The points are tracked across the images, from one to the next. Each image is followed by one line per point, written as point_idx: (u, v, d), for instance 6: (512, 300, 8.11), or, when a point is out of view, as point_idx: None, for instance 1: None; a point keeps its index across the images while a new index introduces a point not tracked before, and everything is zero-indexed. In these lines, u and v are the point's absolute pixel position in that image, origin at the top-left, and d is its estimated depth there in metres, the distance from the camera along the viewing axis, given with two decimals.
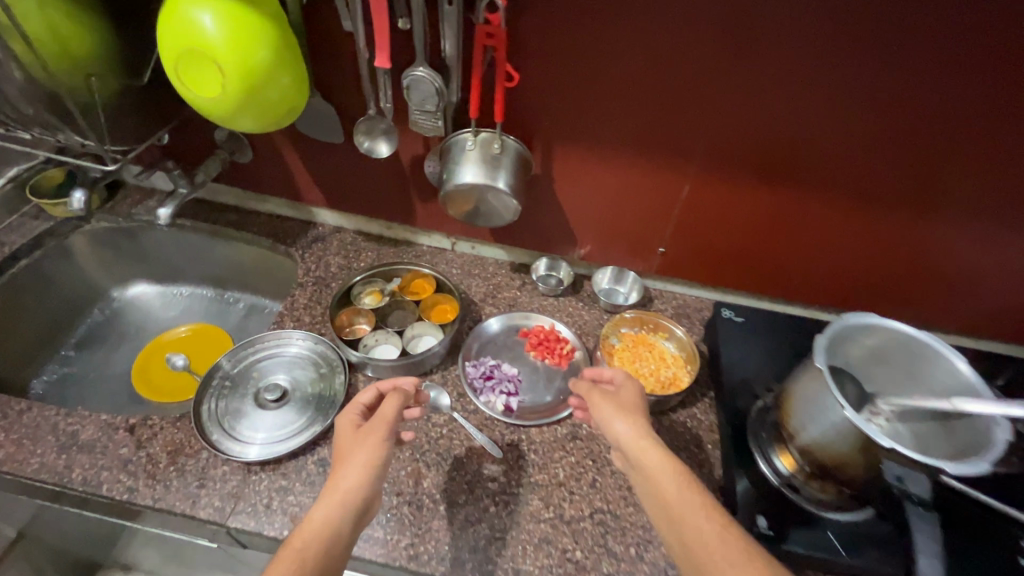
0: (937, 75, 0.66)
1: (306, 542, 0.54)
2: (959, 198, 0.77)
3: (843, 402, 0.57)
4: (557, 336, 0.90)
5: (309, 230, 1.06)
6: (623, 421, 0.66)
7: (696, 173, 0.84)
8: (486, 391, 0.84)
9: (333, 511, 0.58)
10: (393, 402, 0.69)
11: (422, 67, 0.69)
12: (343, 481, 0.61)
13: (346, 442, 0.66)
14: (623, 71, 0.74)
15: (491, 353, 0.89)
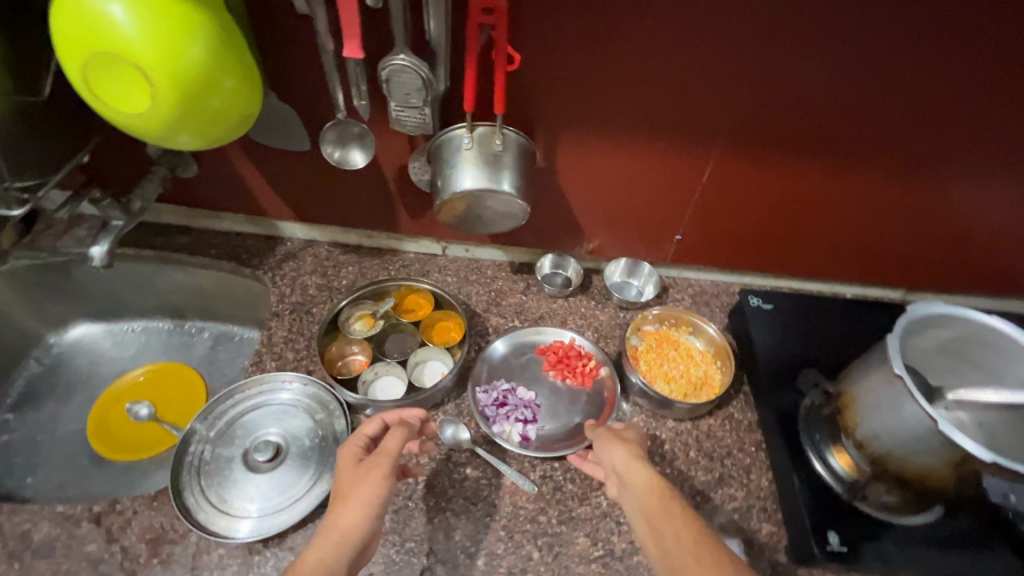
0: (996, 27, 0.58)
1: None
2: (1000, 161, 0.71)
3: (930, 411, 0.51)
4: (579, 354, 0.79)
5: (276, 247, 0.92)
6: (620, 449, 0.61)
7: (718, 153, 0.74)
8: (499, 420, 0.74)
9: (323, 558, 0.49)
10: (399, 437, 0.58)
11: (403, 55, 0.56)
12: (340, 522, 0.52)
13: (343, 481, 0.56)
14: (643, 41, 0.63)
15: (506, 373, 0.79)
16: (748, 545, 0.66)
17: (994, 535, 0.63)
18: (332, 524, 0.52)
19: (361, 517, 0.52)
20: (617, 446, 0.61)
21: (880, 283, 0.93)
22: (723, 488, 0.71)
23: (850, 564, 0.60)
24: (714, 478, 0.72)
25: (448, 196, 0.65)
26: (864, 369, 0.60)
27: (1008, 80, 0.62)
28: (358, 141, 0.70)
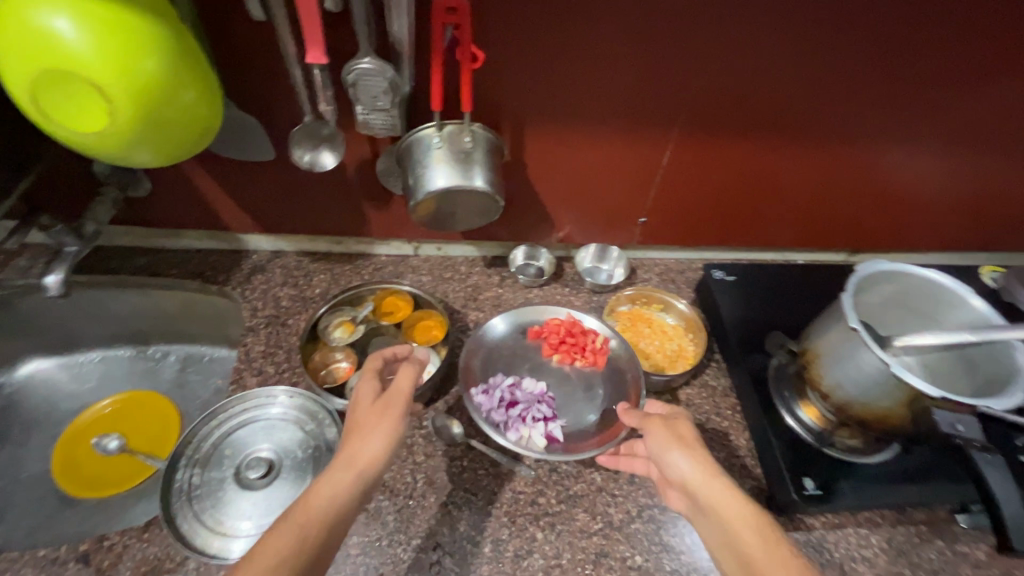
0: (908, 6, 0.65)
1: (285, 546, 0.47)
2: (922, 125, 0.79)
3: (883, 357, 0.57)
4: (581, 327, 0.80)
5: (242, 261, 0.90)
6: (693, 465, 0.56)
7: (675, 137, 0.78)
8: (515, 425, 0.72)
9: (339, 489, 0.51)
10: (410, 376, 0.60)
11: (368, 58, 0.57)
12: (358, 454, 0.53)
13: (359, 415, 0.57)
14: (599, 33, 0.65)
15: (502, 368, 0.79)
16: None
17: (946, 466, 0.70)
18: (350, 455, 0.53)
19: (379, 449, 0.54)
20: (691, 461, 0.57)
21: (827, 247, 1.00)
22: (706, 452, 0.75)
23: (825, 504, 0.66)
24: None
25: (422, 194, 0.66)
26: (823, 326, 0.66)
27: (925, 50, 0.69)
28: (329, 141, 0.67)
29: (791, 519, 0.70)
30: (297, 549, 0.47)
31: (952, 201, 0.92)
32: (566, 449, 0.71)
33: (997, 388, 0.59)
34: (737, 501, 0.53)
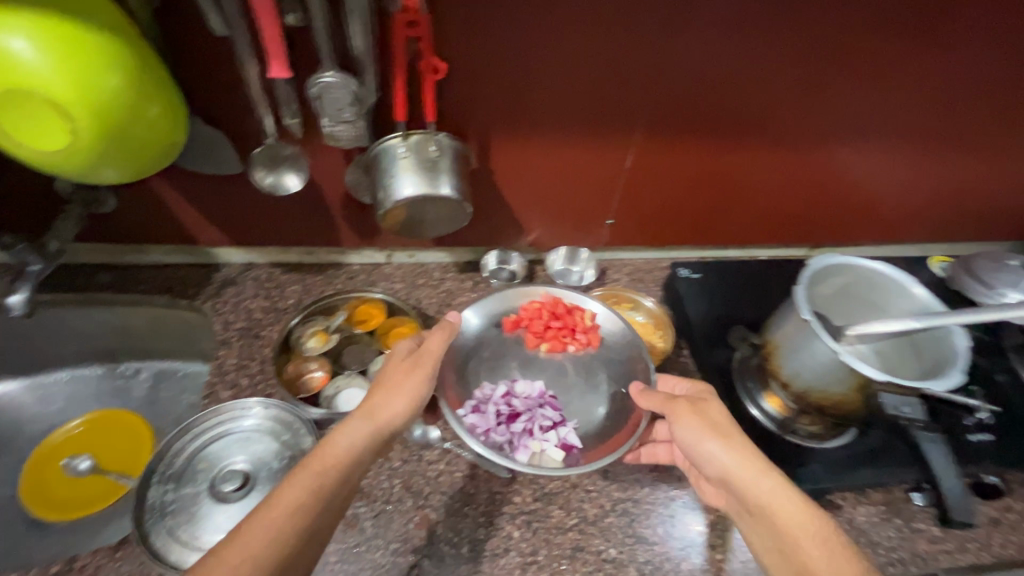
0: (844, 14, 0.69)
1: (300, 489, 0.53)
2: (867, 123, 0.84)
3: (834, 345, 0.60)
4: (564, 307, 0.82)
5: (213, 274, 0.90)
6: (738, 458, 0.58)
7: (637, 140, 0.81)
8: (525, 442, 0.71)
9: (357, 439, 0.58)
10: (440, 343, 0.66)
11: (331, 71, 0.58)
12: (380, 407, 0.61)
13: (387, 371, 0.64)
14: (556, 42, 0.67)
15: (488, 383, 0.77)
16: None
17: (899, 447, 0.74)
18: (370, 408, 0.60)
19: (402, 407, 0.61)
20: (737, 454, 0.58)
21: (788, 243, 1.04)
22: None
23: None
24: None
25: (389, 203, 0.67)
26: (780, 318, 0.69)
27: (864, 52, 0.74)
28: (293, 164, 0.71)
29: None
30: (308, 493, 0.53)
31: (899, 195, 0.98)
32: (586, 454, 0.71)
33: (941, 370, 0.62)
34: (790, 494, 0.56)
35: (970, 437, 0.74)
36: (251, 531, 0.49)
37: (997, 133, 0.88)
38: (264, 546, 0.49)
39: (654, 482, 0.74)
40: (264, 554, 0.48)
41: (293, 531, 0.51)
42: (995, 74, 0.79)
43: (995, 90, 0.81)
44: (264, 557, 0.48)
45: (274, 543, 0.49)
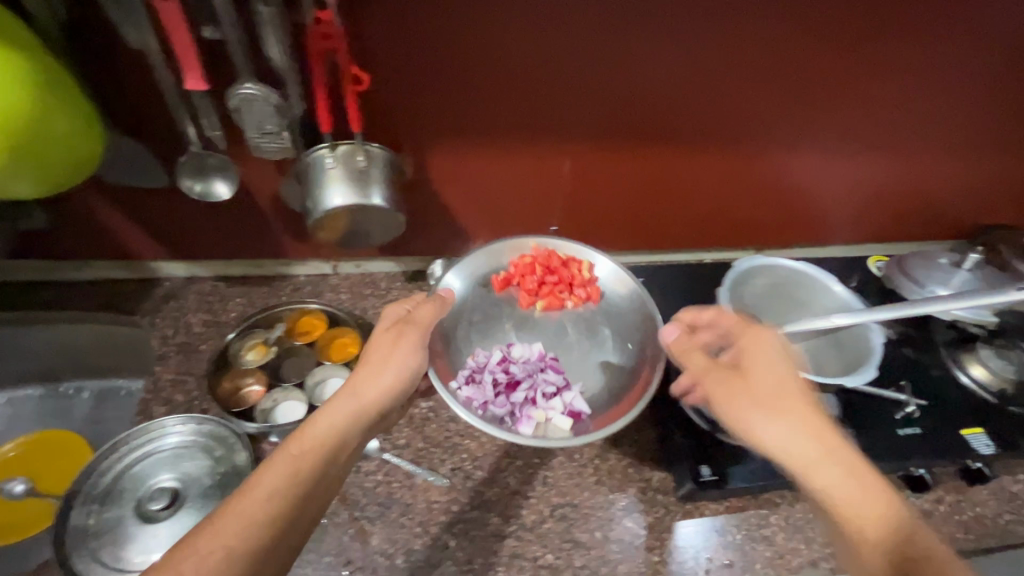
0: (760, 24, 0.72)
1: (286, 467, 0.50)
2: (796, 127, 0.87)
3: (753, 345, 0.62)
4: (558, 261, 0.86)
5: (154, 288, 0.88)
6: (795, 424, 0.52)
7: (574, 148, 0.83)
8: (528, 407, 0.74)
9: (344, 416, 0.57)
10: (428, 312, 0.70)
11: (248, 83, 0.58)
12: (372, 378, 0.61)
13: (375, 344, 0.65)
14: (484, 53, 0.69)
15: (482, 350, 0.80)
16: (643, 493, 0.74)
17: None
18: (358, 386, 0.60)
19: (392, 379, 0.62)
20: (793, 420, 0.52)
21: (734, 247, 1.07)
22: (618, 448, 0.78)
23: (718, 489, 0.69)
24: (609, 441, 0.79)
25: (318, 212, 0.68)
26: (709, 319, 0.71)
27: (789, 57, 0.77)
28: (222, 173, 0.68)
29: (697, 506, 0.73)
30: (295, 472, 0.51)
31: (836, 197, 1.01)
32: (593, 419, 0.75)
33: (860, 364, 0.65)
34: (843, 463, 0.49)
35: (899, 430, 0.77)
36: (234, 514, 0.46)
37: (922, 136, 0.92)
38: (248, 527, 0.46)
39: (593, 486, 0.74)
40: (246, 535, 0.46)
41: (280, 512, 0.48)
42: (914, 78, 0.83)
43: (915, 93, 0.85)
44: (247, 539, 0.45)
45: (259, 524, 0.46)
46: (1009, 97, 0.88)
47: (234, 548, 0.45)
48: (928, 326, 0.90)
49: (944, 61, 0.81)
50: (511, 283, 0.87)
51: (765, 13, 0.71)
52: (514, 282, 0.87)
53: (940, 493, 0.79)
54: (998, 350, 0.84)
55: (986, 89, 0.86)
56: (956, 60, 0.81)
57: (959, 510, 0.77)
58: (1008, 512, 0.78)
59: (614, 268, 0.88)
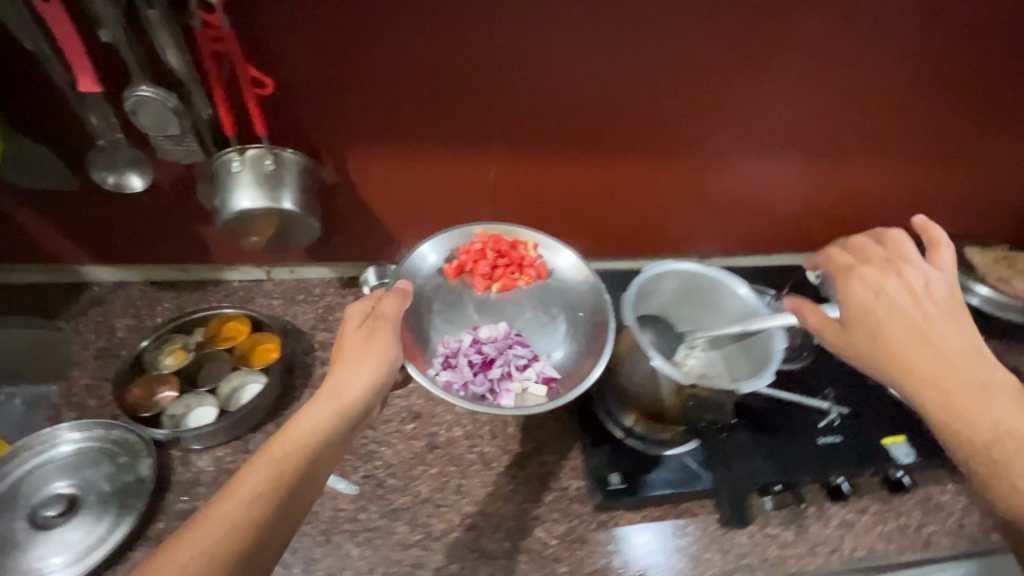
0: (669, 32, 0.74)
1: (264, 474, 0.46)
2: (721, 133, 0.88)
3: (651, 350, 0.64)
4: (507, 244, 0.85)
5: (80, 293, 0.88)
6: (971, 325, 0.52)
7: (497, 154, 0.84)
8: (507, 380, 0.76)
9: (325, 419, 0.52)
10: (393, 304, 0.65)
11: (144, 86, 0.58)
12: (352, 379, 0.56)
13: (347, 340, 0.60)
14: (395, 58, 0.70)
15: (452, 337, 0.81)
16: (558, 501, 0.73)
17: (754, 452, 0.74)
18: (337, 386, 0.55)
19: (373, 373, 0.57)
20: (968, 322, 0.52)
21: (673, 255, 1.07)
22: (538, 456, 0.78)
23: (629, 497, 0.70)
24: (529, 449, 0.78)
25: (227, 215, 0.67)
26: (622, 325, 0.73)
27: (705, 65, 0.78)
28: (136, 168, 0.67)
29: (612, 516, 0.72)
30: (275, 479, 0.47)
31: (772, 205, 1.01)
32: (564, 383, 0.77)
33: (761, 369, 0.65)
34: (1000, 400, 0.47)
35: (820, 440, 0.76)
36: (205, 529, 0.42)
37: (849, 144, 0.93)
38: (222, 539, 0.42)
39: (507, 495, 0.73)
40: (222, 548, 0.42)
41: (258, 523, 0.44)
42: (833, 86, 0.84)
43: (836, 101, 0.86)
44: (221, 553, 0.41)
45: (235, 535, 0.43)
46: (932, 105, 0.89)
47: (212, 558, 0.41)
48: None
49: (859, 70, 0.83)
50: (465, 271, 0.86)
51: (672, 21, 0.73)
52: (468, 269, 0.86)
53: (865, 503, 0.77)
54: None
55: (906, 98, 0.88)
56: (874, 69, 0.83)
57: (884, 520, 0.76)
58: (933, 522, 0.77)
59: (553, 244, 0.86)
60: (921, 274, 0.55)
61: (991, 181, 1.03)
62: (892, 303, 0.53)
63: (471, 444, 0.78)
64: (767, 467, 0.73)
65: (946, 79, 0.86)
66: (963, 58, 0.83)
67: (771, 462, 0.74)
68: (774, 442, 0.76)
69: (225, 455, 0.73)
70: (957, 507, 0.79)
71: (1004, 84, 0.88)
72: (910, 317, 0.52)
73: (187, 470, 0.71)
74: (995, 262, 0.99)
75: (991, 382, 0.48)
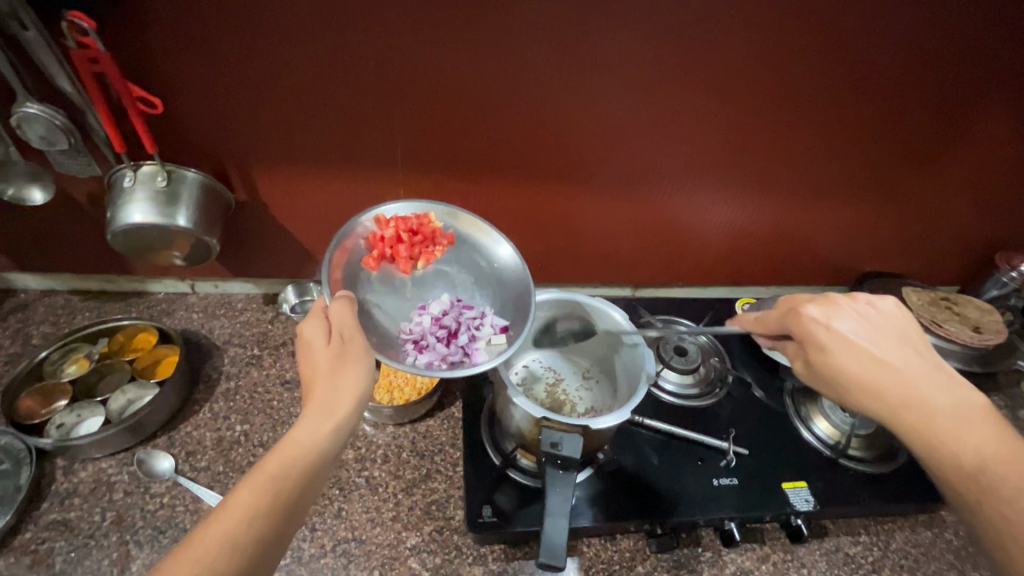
0: (565, 62, 0.74)
1: (258, 493, 0.47)
2: (635, 161, 0.88)
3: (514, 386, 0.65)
4: (415, 219, 0.76)
5: (7, 299, 0.90)
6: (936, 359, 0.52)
7: (406, 176, 0.85)
8: (477, 341, 0.73)
9: (313, 441, 0.51)
10: (344, 311, 0.59)
11: (32, 104, 0.61)
12: (334, 403, 0.53)
13: (320, 361, 0.55)
14: (288, 84, 0.71)
15: (407, 323, 0.74)
16: (439, 531, 0.71)
17: (642, 486, 0.73)
18: (323, 406, 0.53)
19: (355, 389, 0.54)
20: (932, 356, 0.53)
21: (602, 278, 1.08)
22: (426, 483, 0.76)
23: (500, 530, 0.68)
24: (420, 475, 0.77)
25: (117, 228, 0.69)
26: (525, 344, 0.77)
27: (607, 94, 0.78)
28: (36, 181, 0.72)
29: (492, 549, 0.70)
30: (264, 496, 0.47)
31: (699, 233, 1.01)
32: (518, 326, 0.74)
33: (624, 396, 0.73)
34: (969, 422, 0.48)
35: (714, 480, 0.74)
36: (200, 545, 0.43)
37: (773, 179, 0.92)
38: (227, 552, 0.43)
39: (387, 522, 0.72)
40: (228, 562, 0.43)
41: (258, 539, 0.45)
42: (748, 120, 0.83)
43: (752, 136, 0.85)
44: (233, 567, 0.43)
45: (238, 549, 0.43)
46: (856, 141, 0.87)
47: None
48: (776, 375, 0.89)
49: (772, 106, 0.81)
50: (384, 259, 0.77)
51: (566, 54, 0.73)
52: (387, 256, 0.77)
53: (767, 551, 0.73)
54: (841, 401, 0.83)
55: (828, 135, 0.86)
56: (788, 104, 0.81)
57: (784, 571, 0.71)
58: None
59: (452, 209, 0.80)
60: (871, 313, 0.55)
61: (928, 218, 1.01)
62: (853, 330, 0.53)
63: (360, 468, 0.77)
64: (655, 503, 0.71)
65: (866, 118, 0.84)
66: (879, 98, 0.81)
67: (660, 498, 0.72)
68: (665, 480, 0.74)
69: (108, 467, 0.73)
70: (866, 561, 0.74)
71: (928, 124, 0.85)
72: (873, 335, 0.53)
73: (66, 480, 0.71)
74: (932, 303, 0.97)
75: (959, 401, 0.49)
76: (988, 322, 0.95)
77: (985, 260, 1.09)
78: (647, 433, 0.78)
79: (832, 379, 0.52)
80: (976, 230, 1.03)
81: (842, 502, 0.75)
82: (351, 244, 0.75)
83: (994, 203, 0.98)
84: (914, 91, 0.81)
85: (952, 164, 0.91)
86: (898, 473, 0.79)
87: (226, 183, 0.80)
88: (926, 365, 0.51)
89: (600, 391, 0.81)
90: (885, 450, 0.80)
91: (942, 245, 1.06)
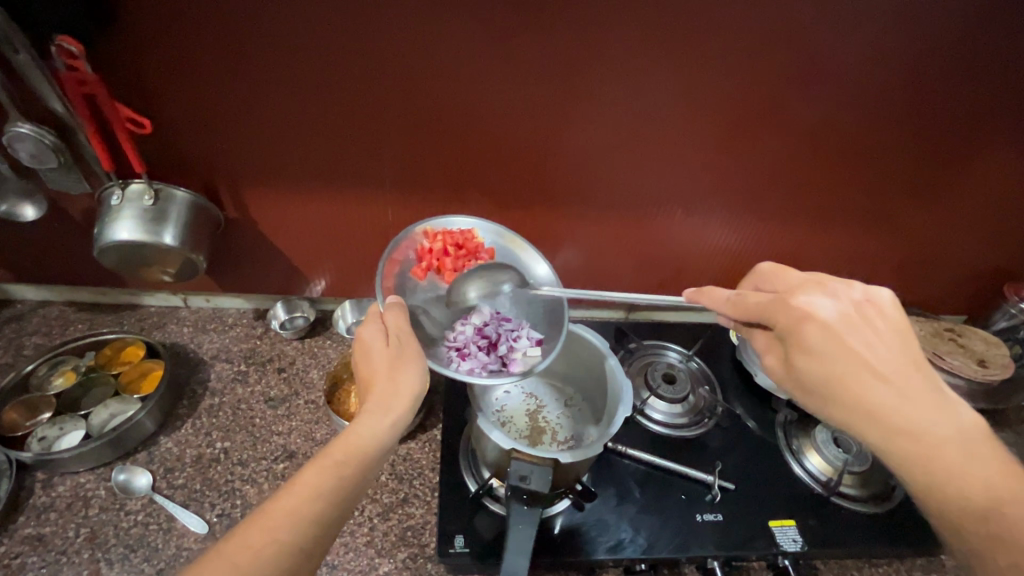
0: (550, 85, 0.74)
1: (325, 476, 0.48)
2: (625, 183, 0.87)
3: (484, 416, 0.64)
4: (460, 235, 0.76)
5: (4, 308, 0.92)
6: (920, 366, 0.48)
7: (394, 195, 0.85)
8: (516, 353, 0.72)
9: (376, 430, 0.52)
10: (400, 316, 0.61)
11: (25, 124, 0.63)
12: (393, 398, 0.54)
13: (379, 364, 0.56)
14: (275, 105, 0.72)
15: (451, 331, 0.74)
16: (413, 559, 0.70)
17: (622, 519, 0.71)
18: (383, 399, 0.54)
19: (413, 385, 0.56)
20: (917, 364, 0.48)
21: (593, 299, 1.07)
22: (403, 508, 0.75)
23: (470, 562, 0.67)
24: (397, 499, 0.75)
25: (104, 245, 0.70)
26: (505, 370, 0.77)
27: (594, 116, 0.78)
28: (29, 198, 0.74)
29: None
30: (333, 477, 0.48)
31: (691, 255, 0.99)
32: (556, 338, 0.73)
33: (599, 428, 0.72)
34: (982, 453, 0.44)
35: (698, 516, 0.72)
36: (271, 513, 0.45)
37: (768, 203, 0.90)
38: (294, 524, 0.45)
39: (361, 547, 0.70)
40: (297, 534, 0.45)
41: (324, 515, 0.46)
42: (738, 144, 0.82)
43: (743, 159, 0.84)
44: (299, 542, 0.45)
45: (303, 525, 0.45)
46: (852, 166, 0.85)
47: (285, 545, 0.44)
48: (769, 406, 0.87)
49: (762, 131, 0.80)
50: (432, 270, 0.76)
51: (550, 77, 0.73)
52: (435, 268, 0.75)
53: None
54: (834, 436, 0.80)
55: (822, 160, 0.84)
56: (779, 129, 0.80)
57: None
58: None
59: (498, 226, 0.79)
60: (862, 308, 0.50)
61: (931, 245, 0.97)
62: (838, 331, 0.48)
63: None
64: (634, 539, 0.69)
65: (863, 145, 0.82)
66: (875, 123, 0.79)
67: (639, 534, 0.70)
68: (645, 514, 0.72)
69: (86, 481, 0.73)
70: None
71: (928, 151, 0.83)
72: (856, 334, 0.48)
73: (44, 494, 0.71)
74: (935, 334, 0.94)
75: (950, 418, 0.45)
76: (994, 356, 0.91)
77: (993, 290, 1.05)
78: (633, 463, 0.76)
79: (818, 385, 0.48)
80: (983, 258, 1.00)
81: (832, 543, 0.72)
82: (400, 255, 0.74)
83: (999, 232, 0.95)
84: (912, 118, 0.79)
85: (955, 191, 0.89)
86: (892, 513, 0.76)
87: (216, 200, 0.81)
88: (930, 387, 0.46)
89: (585, 419, 0.80)
90: (879, 491, 0.77)
91: (947, 273, 1.03)
